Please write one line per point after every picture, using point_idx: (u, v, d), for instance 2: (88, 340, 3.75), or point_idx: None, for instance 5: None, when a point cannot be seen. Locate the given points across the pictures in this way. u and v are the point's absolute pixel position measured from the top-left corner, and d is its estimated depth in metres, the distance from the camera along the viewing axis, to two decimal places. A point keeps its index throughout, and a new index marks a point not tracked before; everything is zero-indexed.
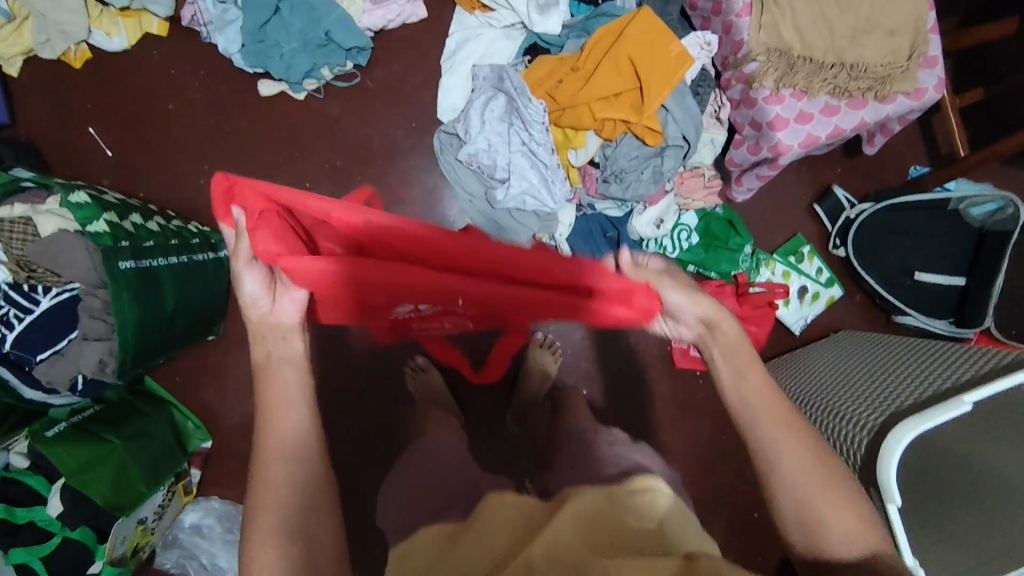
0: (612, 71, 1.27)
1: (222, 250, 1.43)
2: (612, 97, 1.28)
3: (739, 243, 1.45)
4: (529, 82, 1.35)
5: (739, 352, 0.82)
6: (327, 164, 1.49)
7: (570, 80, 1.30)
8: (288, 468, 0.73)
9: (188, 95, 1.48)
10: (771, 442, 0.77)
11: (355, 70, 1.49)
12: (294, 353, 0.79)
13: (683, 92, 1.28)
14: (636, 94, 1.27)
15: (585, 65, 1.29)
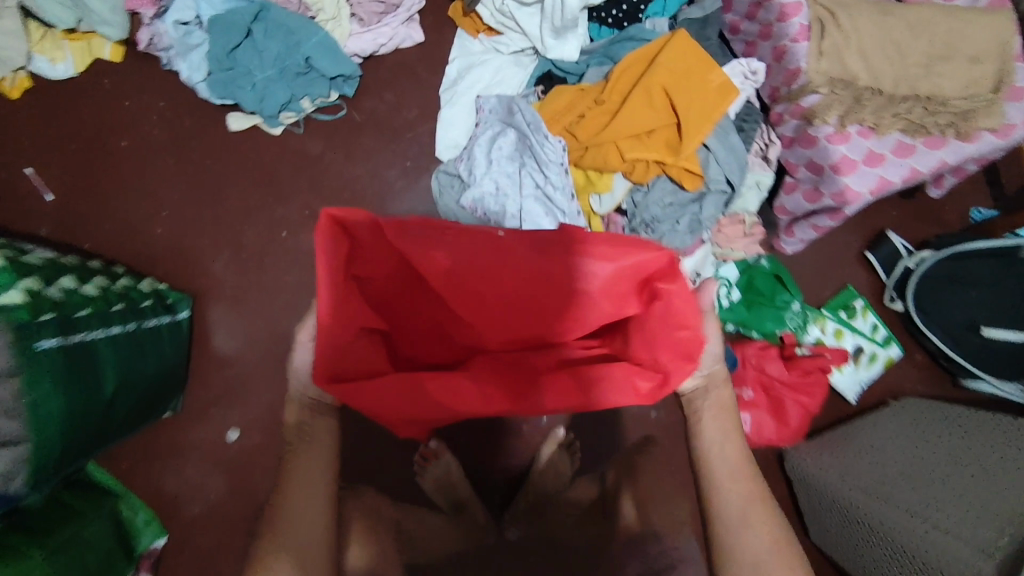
0: (644, 104, 1.08)
1: (181, 312, 1.22)
2: (642, 134, 1.09)
3: (787, 300, 1.26)
4: (544, 116, 1.17)
5: (722, 417, 0.84)
6: (308, 210, 1.29)
7: (593, 114, 1.11)
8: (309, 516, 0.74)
9: (144, 130, 1.27)
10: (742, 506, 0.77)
11: (340, 102, 1.29)
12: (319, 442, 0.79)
13: (726, 129, 1.09)
14: (672, 131, 1.09)
15: (610, 97, 1.11)
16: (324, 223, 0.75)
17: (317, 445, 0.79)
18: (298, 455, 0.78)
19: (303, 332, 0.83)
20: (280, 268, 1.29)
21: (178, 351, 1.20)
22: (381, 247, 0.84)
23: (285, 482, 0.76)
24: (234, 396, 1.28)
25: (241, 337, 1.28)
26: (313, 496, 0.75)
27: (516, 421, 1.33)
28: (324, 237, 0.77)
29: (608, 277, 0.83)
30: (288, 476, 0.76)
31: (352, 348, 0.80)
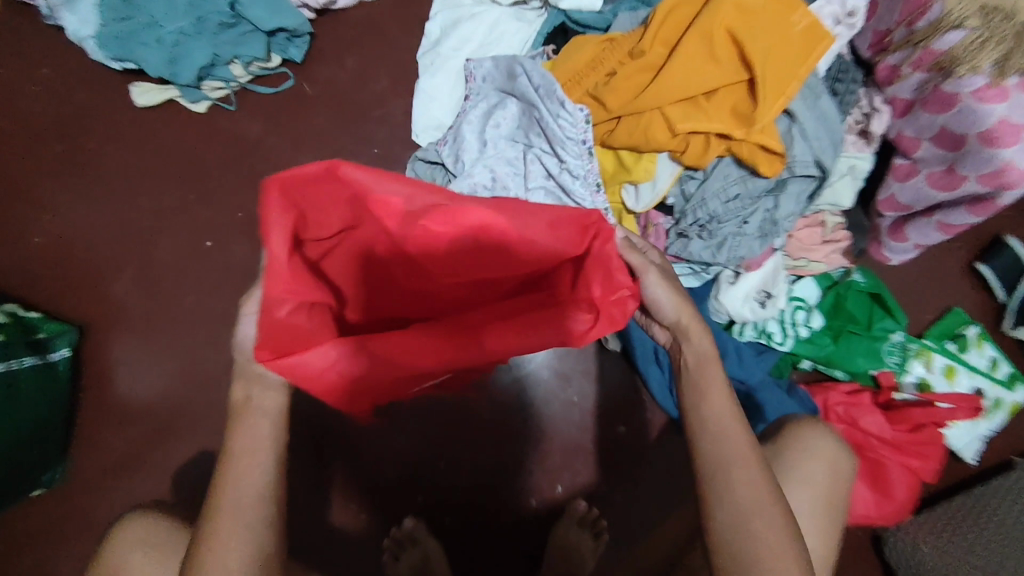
0: (699, 57, 0.76)
1: (56, 351, 0.89)
2: (697, 98, 0.77)
3: (887, 327, 0.93)
4: (557, 77, 0.84)
5: (712, 373, 0.61)
6: (241, 212, 0.96)
7: (625, 73, 0.79)
8: (245, 526, 0.52)
9: (19, 106, 0.95)
10: (748, 491, 0.53)
11: (285, 69, 0.98)
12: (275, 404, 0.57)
13: (816, 91, 0.77)
14: (738, 95, 0.77)
15: (650, 47, 0.79)
16: (270, 188, 0.56)
17: (260, 427, 0.56)
18: (238, 440, 0.55)
19: (248, 307, 0.60)
20: (202, 288, 0.95)
21: (52, 404, 0.87)
22: (331, 204, 0.64)
23: (227, 461, 0.54)
24: (132, 467, 0.92)
25: (146, 383, 0.94)
26: (256, 499, 0.53)
27: (521, 495, 0.97)
28: (272, 193, 0.57)
29: (533, 215, 0.64)
30: (230, 468, 0.54)
31: (305, 323, 0.62)
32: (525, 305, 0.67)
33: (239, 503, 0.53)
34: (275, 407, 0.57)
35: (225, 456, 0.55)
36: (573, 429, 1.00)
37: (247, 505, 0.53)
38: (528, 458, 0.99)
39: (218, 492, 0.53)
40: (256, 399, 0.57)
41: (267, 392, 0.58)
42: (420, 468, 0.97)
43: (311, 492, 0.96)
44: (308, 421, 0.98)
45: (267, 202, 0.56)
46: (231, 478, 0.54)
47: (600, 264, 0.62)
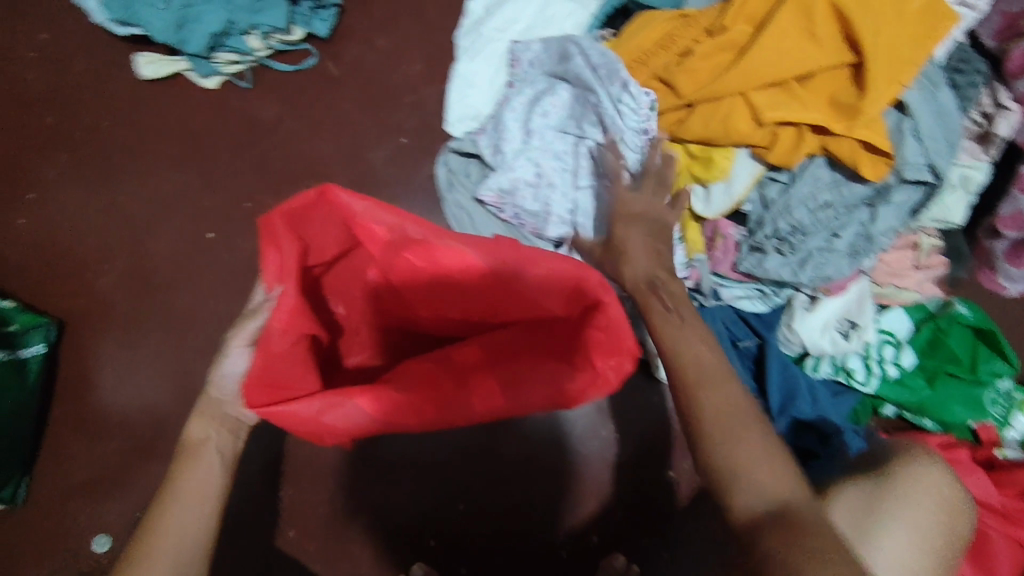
0: (792, 37, 0.65)
1: (25, 348, 0.78)
2: (787, 84, 0.66)
3: (992, 370, 0.79)
4: (621, 56, 0.74)
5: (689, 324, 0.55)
6: (249, 201, 0.85)
7: (703, 55, 0.68)
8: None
9: (13, 74, 0.86)
10: (723, 408, 0.48)
11: (308, 46, 0.87)
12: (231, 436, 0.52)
13: (934, 80, 0.65)
14: (836, 81, 0.65)
15: (733, 22, 0.68)
16: (275, 220, 0.54)
17: (207, 469, 0.50)
18: (179, 487, 0.48)
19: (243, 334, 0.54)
20: (199, 286, 0.84)
21: (13, 409, 0.75)
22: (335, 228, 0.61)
23: (163, 499, 0.48)
24: (104, 488, 0.80)
25: (127, 392, 0.83)
26: (193, 553, 0.47)
27: (548, 547, 0.83)
28: (279, 220, 0.55)
29: (518, 260, 0.56)
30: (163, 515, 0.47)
31: (298, 364, 0.57)
32: (524, 354, 0.60)
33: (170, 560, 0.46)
34: (226, 452, 0.51)
35: (163, 499, 0.48)
36: (612, 472, 0.85)
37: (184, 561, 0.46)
38: (559, 502, 0.84)
39: (147, 532, 0.47)
40: (206, 441, 0.50)
41: (216, 434, 0.51)
42: (432, 508, 0.84)
43: (304, 528, 0.82)
44: (305, 446, 0.84)
45: (272, 236, 0.54)
46: (167, 522, 0.47)
47: (593, 328, 0.55)
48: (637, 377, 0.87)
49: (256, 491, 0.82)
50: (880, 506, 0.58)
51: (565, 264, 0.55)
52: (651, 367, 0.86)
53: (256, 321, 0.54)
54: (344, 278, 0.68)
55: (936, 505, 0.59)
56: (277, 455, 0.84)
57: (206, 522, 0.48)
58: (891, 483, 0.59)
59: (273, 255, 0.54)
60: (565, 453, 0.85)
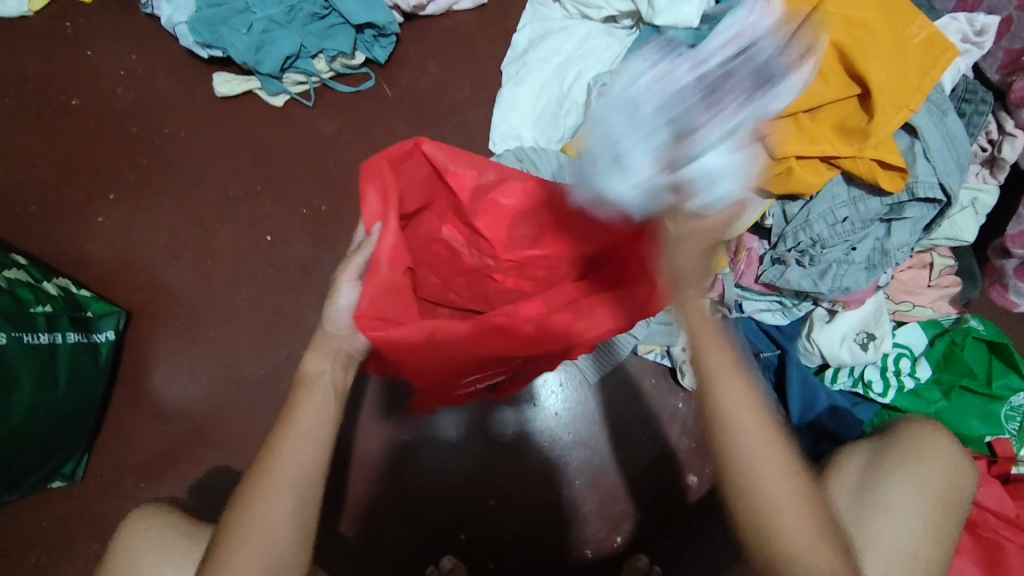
0: (801, 72, 0.70)
1: (99, 332, 0.85)
2: (797, 115, 0.71)
3: (1007, 386, 0.82)
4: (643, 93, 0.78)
5: (714, 354, 0.53)
6: (306, 208, 0.92)
7: None
8: (295, 502, 0.50)
9: (103, 88, 0.95)
10: (767, 474, 0.51)
11: (367, 71, 0.96)
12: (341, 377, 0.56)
13: (942, 108, 0.71)
14: (843, 111, 0.71)
15: None
16: (379, 162, 0.64)
17: (321, 398, 0.54)
18: (297, 418, 0.52)
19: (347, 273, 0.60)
20: (257, 283, 0.91)
21: (89, 388, 0.82)
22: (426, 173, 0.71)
23: (287, 421, 0.52)
24: (161, 468, 0.86)
25: (187, 378, 0.89)
26: (308, 476, 0.51)
27: (574, 545, 0.86)
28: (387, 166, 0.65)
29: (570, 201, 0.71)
30: (286, 437, 0.51)
31: (397, 295, 0.65)
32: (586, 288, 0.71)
33: (291, 476, 0.50)
34: (339, 385, 0.55)
35: (283, 424, 0.52)
36: (637, 476, 0.88)
37: (300, 477, 0.50)
38: (586, 503, 0.87)
39: (268, 451, 0.52)
40: (322, 373, 0.55)
41: (330, 367, 0.56)
42: (463, 502, 0.87)
43: (342, 515, 0.86)
44: (346, 438, 0.89)
45: (374, 178, 0.63)
46: (287, 443, 0.51)
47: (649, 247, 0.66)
48: (663, 384, 0.91)
49: None
50: (904, 487, 0.61)
51: (615, 201, 0.69)
52: (676, 374, 0.90)
53: (360, 257, 0.61)
54: (415, 238, 0.76)
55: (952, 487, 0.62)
56: None
57: (320, 447, 0.52)
58: (922, 465, 0.62)
59: (371, 198, 0.63)
60: (593, 455, 0.89)
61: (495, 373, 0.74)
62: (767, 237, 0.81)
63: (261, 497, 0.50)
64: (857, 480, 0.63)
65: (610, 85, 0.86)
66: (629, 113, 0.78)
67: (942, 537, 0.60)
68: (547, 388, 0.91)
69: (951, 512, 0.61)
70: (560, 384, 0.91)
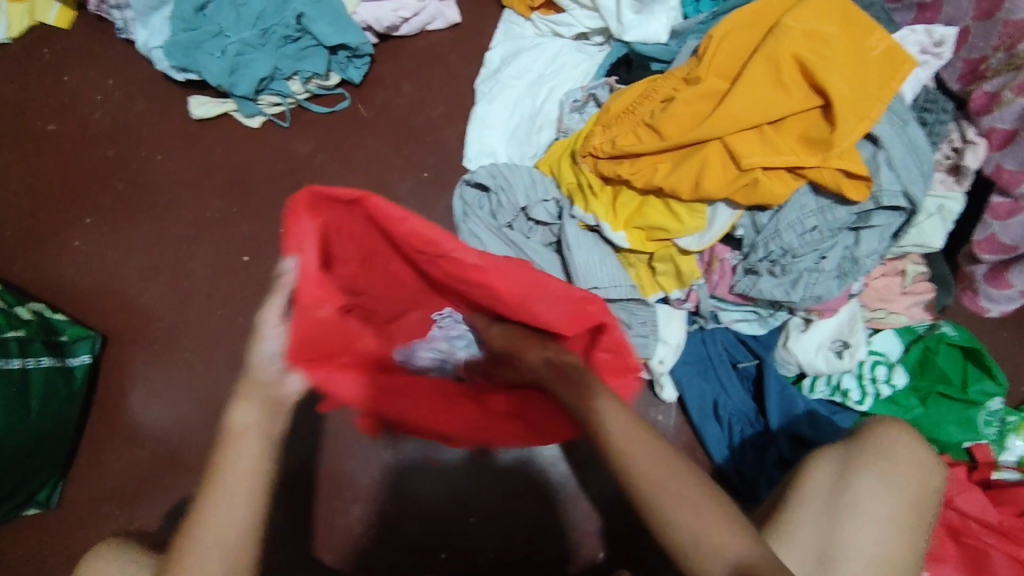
0: (763, 85, 0.71)
1: (73, 356, 0.84)
2: (761, 127, 0.72)
3: (985, 391, 0.82)
4: (613, 108, 0.80)
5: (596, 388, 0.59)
6: (283, 227, 0.93)
7: (682, 102, 0.74)
8: (226, 573, 0.48)
9: (80, 114, 0.96)
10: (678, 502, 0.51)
11: (342, 91, 0.97)
12: (271, 426, 0.53)
13: (903, 117, 0.72)
14: (806, 122, 0.72)
15: (707, 75, 0.74)
16: (301, 203, 0.58)
17: (247, 453, 0.51)
18: (226, 474, 0.50)
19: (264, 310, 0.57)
20: (233, 304, 0.90)
21: (63, 413, 0.81)
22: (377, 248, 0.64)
23: (212, 484, 0.50)
24: (137, 494, 0.85)
25: (163, 402, 0.88)
26: (240, 539, 0.49)
27: (557, 562, 0.85)
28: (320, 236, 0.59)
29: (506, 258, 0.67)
30: (213, 498, 0.50)
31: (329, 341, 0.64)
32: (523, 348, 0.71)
33: (219, 549, 0.48)
34: (268, 434, 0.53)
35: (210, 483, 0.50)
36: (620, 490, 0.87)
37: (230, 551, 0.49)
38: (569, 518, 0.87)
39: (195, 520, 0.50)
40: (247, 429, 0.52)
41: (251, 411, 0.53)
42: (443, 520, 0.87)
43: (322, 536, 0.86)
44: (325, 458, 0.88)
45: (294, 223, 0.58)
46: (214, 509, 0.49)
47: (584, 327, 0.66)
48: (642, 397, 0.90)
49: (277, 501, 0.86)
50: (878, 495, 0.61)
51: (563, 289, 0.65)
52: (654, 387, 0.88)
53: (280, 297, 0.57)
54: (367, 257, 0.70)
55: (922, 490, 0.62)
56: (298, 467, 0.88)
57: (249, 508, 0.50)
58: (889, 470, 0.62)
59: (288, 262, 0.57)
60: (574, 470, 0.88)
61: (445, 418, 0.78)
62: (738, 248, 0.81)
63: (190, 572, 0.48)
64: (828, 488, 0.61)
65: (583, 100, 0.88)
66: (600, 128, 0.80)
67: (915, 542, 0.60)
68: None
69: (921, 516, 0.61)
70: None
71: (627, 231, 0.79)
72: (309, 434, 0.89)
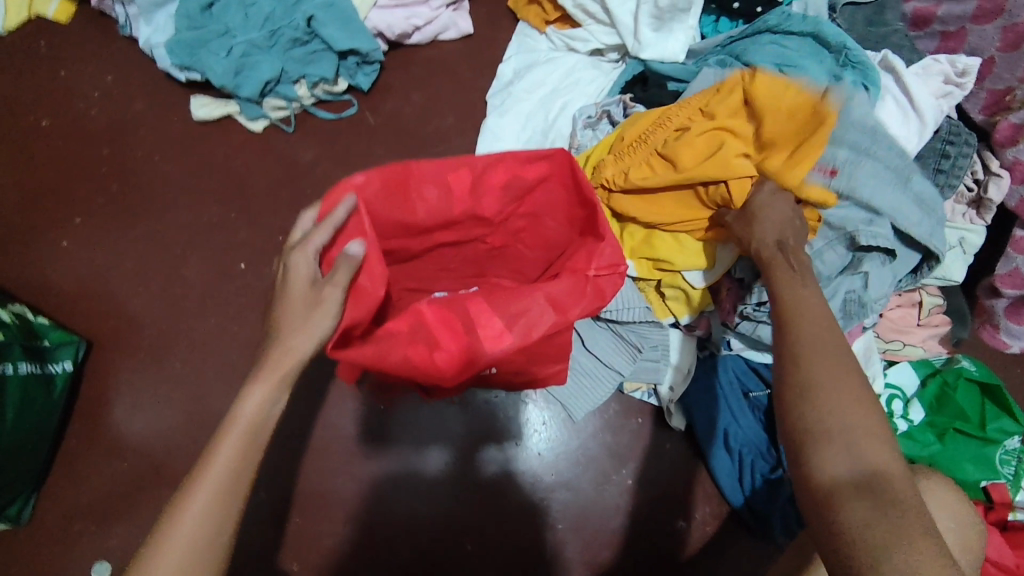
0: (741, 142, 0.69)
1: (55, 362, 0.79)
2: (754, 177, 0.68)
3: (1004, 430, 0.79)
4: (626, 137, 0.77)
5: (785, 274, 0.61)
6: (281, 235, 0.89)
7: (691, 136, 0.70)
8: (193, 558, 0.44)
9: (76, 111, 0.93)
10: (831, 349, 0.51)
11: (349, 97, 0.94)
12: (268, 410, 0.48)
13: (904, 173, 0.69)
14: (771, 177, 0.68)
15: (721, 113, 0.71)
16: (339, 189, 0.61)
17: (239, 439, 0.47)
18: (218, 458, 0.46)
19: (292, 302, 0.52)
20: (227, 313, 0.87)
21: (40, 423, 0.77)
22: (418, 217, 0.70)
23: (204, 465, 0.46)
24: (112, 511, 0.80)
25: (147, 414, 0.84)
26: (218, 529, 0.45)
27: None
28: (360, 176, 0.63)
29: (491, 187, 0.70)
30: (203, 480, 0.45)
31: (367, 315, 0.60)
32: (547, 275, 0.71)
33: (200, 533, 0.44)
34: (270, 422, 0.48)
35: (200, 466, 0.46)
36: (622, 520, 0.84)
37: (199, 551, 0.44)
38: (567, 549, 0.83)
39: (178, 503, 0.45)
40: (249, 411, 0.47)
41: (259, 397, 0.48)
42: (440, 549, 0.82)
43: (310, 560, 0.81)
44: (317, 475, 0.84)
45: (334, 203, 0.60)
46: (197, 493, 0.45)
47: (594, 242, 0.67)
48: (650, 424, 0.87)
49: (263, 522, 0.82)
50: None
51: (579, 207, 0.70)
52: (662, 415, 0.87)
53: (335, 291, 0.52)
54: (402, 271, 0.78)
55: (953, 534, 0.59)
56: (285, 487, 0.84)
57: (231, 499, 0.46)
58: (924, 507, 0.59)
59: (353, 246, 0.54)
60: (572, 500, 0.85)
61: (518, 373, 0.72)
62: (743, 282, 0.76)
63: (163, 559, 0.44)
64: None
65: (596, 117, 0.85)
66: (613, 155, 0.77)
67: None
68: (531, 427, 0.87)
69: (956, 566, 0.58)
70: (544, 422, 0.87)
71: (635, 260, 0.78)
72: (300, 452, 0.85)
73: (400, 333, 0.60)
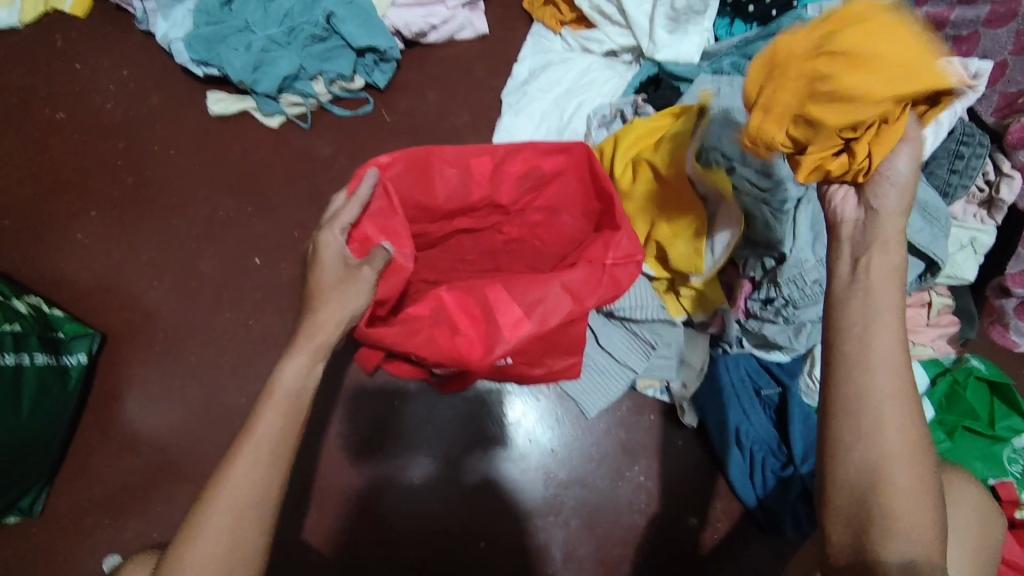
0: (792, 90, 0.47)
1: (70, 354, 0.79)
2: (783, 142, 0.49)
3: (1013, 429, 0.80)
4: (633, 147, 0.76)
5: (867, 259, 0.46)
6: (297, 230, 0.89)
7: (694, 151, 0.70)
8: (236, 521, 0.44)
9: (92, 105, 0.93)
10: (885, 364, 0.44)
11: (365, 95, 0.95)
12: (307, 378, 0.49)
13: None
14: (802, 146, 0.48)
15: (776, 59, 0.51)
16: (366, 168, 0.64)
17: (282, 406, 0.47)
18: (262, 424, 0.46)
19: (325, 275, 0.54)
20: (243, 307, 0.87)
21: (55, 414, 0.76)
22: (439, 200, 0.71)
23: (248, 431, 0.46)
24: (125, 505, 0.80)
25: (160, 407, 0.83)
26: (262, 495, 0.45)
27: None
28: (386, 157, 0.66)
29: (510, 174, 0.71)
30: (248, 444, 0.46)
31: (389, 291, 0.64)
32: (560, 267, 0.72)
33: (246, 492, 0.45)
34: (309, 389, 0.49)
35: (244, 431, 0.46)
36: (635, 516, 0.84)
37: (243, 516, 0.44)
38: (580, 546, 0.83)
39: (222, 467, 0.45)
40: (291, 377, 0.48)
41: (298, 365, 0.49)
42: (454, 544, 0.83)
43: (324, 554, 0.81)
44: (331, 470, 0.84)
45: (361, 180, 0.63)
46: (241, 458, 0.45)
47: (609, 232, 0.68)
48: (662, 422, 0.87)
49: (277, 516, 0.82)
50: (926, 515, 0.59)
51: (595, 198, 0.70)
52: (676, 412, 0.87)
53: (370, 272, 0.56)
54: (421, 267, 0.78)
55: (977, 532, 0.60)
56: (297, 482, 0.84)
57: (273, 466, 0.46)
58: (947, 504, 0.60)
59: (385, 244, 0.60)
60: (586, 496, 0.85)
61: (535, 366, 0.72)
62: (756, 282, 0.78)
63: (210, 520, 0.44)
64: None
65: (611, 115, 0.86)
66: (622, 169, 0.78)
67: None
68: (538, 423, 0.87)
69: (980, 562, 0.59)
70: (556, 418, 0.88)
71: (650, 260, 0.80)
72: (313, 447, 0.85)
73: (422, 319, 0.63)
